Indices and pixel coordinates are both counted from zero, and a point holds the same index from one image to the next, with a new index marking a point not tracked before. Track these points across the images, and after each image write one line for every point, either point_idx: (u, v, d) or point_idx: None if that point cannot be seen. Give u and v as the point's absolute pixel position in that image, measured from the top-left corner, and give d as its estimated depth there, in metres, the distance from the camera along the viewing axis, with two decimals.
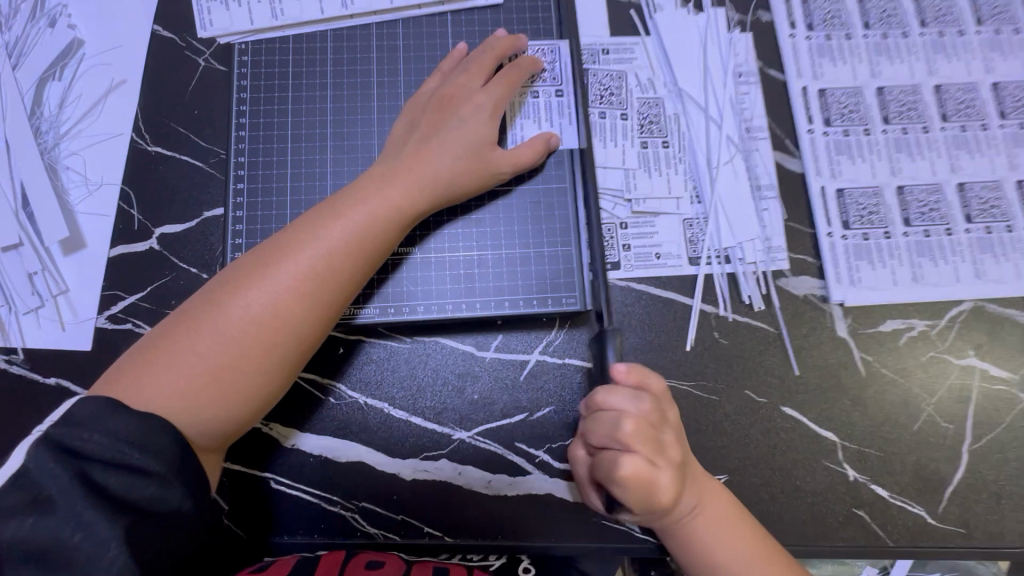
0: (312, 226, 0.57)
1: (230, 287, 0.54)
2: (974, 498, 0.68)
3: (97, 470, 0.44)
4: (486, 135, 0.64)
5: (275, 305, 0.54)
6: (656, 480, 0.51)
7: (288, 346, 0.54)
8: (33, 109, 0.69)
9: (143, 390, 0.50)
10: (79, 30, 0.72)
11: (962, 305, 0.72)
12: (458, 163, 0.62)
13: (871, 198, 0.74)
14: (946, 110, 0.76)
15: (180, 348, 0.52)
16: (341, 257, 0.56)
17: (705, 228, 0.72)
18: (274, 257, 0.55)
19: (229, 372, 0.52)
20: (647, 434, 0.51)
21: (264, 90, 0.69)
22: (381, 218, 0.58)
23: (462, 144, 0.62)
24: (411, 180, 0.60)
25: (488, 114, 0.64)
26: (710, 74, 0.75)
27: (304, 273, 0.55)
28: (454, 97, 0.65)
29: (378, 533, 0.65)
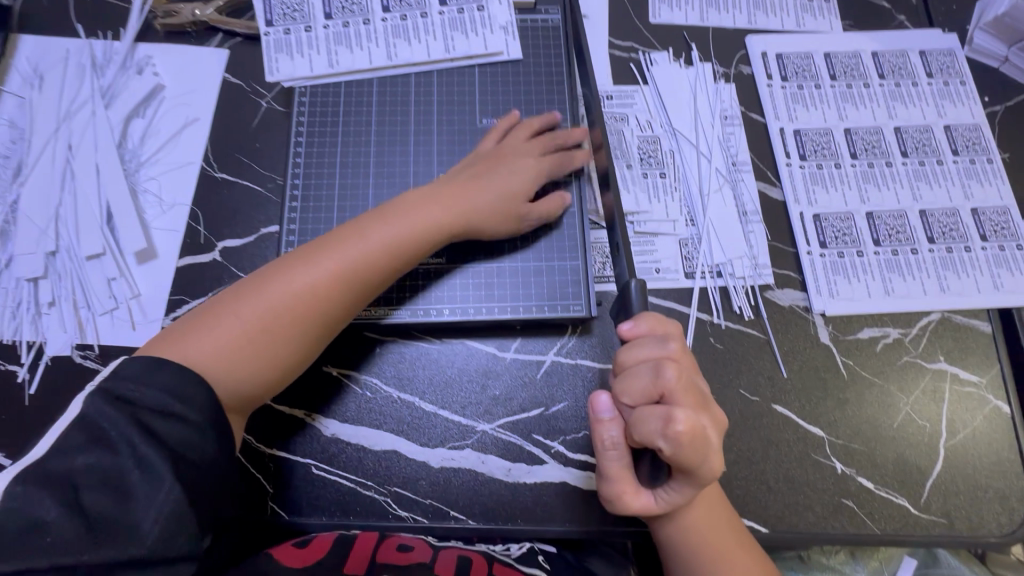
0: (343, 232, 0.67)
1: (274, 267, 0.64)
2: (954, 491, 0.74)
3: (147, 414, 0.53)
4: (525, 181, 0.74)
5: (305, 286, 0.63)
6: (706, 434, 0.50)
7: (312, 325, 0.64)
8: (120, 141, 0.81)
9: (182, 348, 0.59)
10: (162, 77, 0.85)
11: (930, 316, 0.81)
12: (498, 203, 0.72)
13: (844, 222, 0.84)
14: (905, 147, 0.88)
15: (215, 316, 0.61)
16: (372, 265, 0.66)
17: (699, 247, 0.82)
18: (313, 252, 0.65)
19: (257, 342, 0.61)
20: (688, 380, 0.52)
21: (318, 125, 0.81)
22: (412, 236, 0.68)
23: (509, 187, 0.73)
24: (453, 208, 0.70)
25: (534, 165, 0.76)
26: (699, 116, 0.88)
27: (339, 270, 0.64)
28: (506, 153, 0.76)
29: (407, 516, 0.71)
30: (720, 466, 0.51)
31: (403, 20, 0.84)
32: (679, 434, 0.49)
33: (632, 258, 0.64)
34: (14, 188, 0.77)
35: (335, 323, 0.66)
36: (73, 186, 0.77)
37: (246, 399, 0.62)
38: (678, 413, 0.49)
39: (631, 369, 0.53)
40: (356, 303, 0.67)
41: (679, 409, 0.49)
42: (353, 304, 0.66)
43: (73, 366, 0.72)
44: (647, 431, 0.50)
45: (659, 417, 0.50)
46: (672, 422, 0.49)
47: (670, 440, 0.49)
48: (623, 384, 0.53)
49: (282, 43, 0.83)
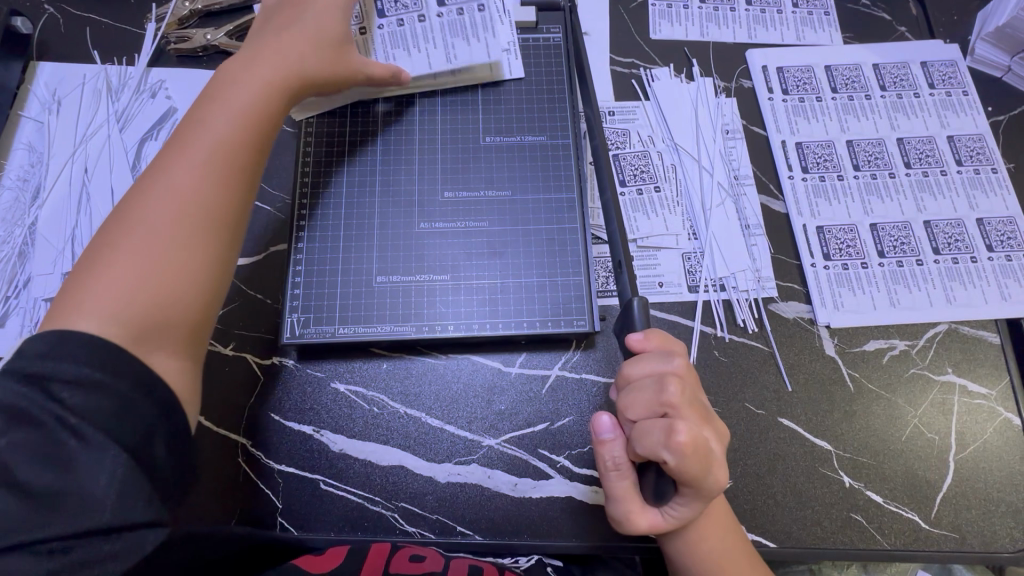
0: (174, 131, 0.65)
1: (144, 201, 0.59)
2: (965, 504, 0.73)
3: (60, 387, 0.48)
4: (330, 44, 0.74)
5: (195, 193, 0.61)
6: (710, 446, 0.50)
7: (197, 173, 0.61)
8: (134, 163, 0.83)
9: (72, 310, 0.54)
10: (175, 100, 0.87)
11: (937, 327, 0.80)
12: (324, 55, 0.73)
13: (848, 234, 0.84)
14: (909, 158, 0.88)
15: (83, 278, 0.55)
16: (241, 117, 0.66)
17: (701, 261, 0.82)
18: (182, 148, 0.63)
19: (144, 272, 0.56)
20: (691, 395, 0.52)
21: (325, 146, 0.81)
22: (250, 90, 0.68)
23: (312, 51, 0.72)
24: (273, 53, 0.71)
25: (331, 8, 0.75)
26: (701, 131, 0.88)
27: (224, 151, 0.63)
28: (300, 3, 0.75)
29: (416, 531, 0.71)
30: (724, 478, 0.51)
31: (402, 27, 0.81)
32: (683, 445, 0.49)
33: (634, 277, 0.63)
34: (31, 210, 0.80)
35: (230, 140, 0.65)
36: (88, 207, 0.80)
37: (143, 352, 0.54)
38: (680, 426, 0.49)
39: (635, 382, 0.54)
40: (247, 121, 0.66)
41: (683, 420, 0.50)
42: (244, 136, 0.65)
43: None
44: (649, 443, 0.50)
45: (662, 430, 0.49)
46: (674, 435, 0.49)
47: (674, 451, 0.49)
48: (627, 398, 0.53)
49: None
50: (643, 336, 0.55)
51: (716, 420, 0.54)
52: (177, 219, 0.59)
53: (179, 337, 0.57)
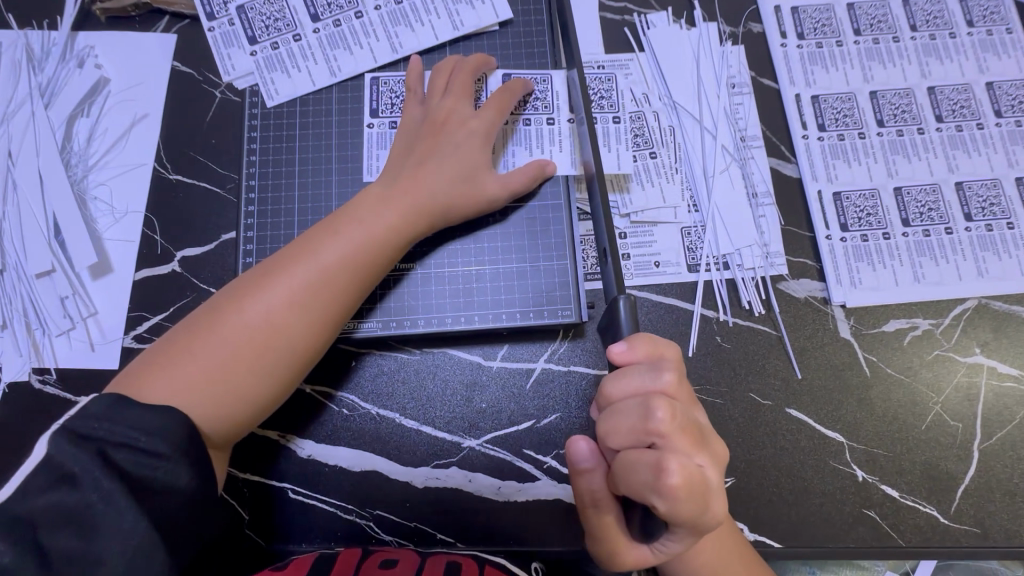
0: (365, 203, 0.63)
1: (262, 274, 0.58)
2: (989, 497, 0.67)
3: (113, 450, 0.47)
4: (479, 161, 0.66)
5: (328, 274, 0.58)
6: (706, 478, 0.44)
7: (286, 353, 0.57)
8: (64, 144, 0.74)
9: (160, 373, 0.54)
10: (105, 69, 0.77)
11: (965, 303, 0.72)
12: (454, 190, 0.64)
13: (869, 200, 0.75)
14: (941, 111, 0.77)
15: (184, 353, 0.55)
16: (337, 277, 0.59)
17: (703, 236, 0.74)
18: (312, 243, 0.60)
19: (252, 366, 0.55)
20: (683, 418, 0.45)
21: (274, 118, 0.72)
22: (380, 241, 0.61)
23: (458, 170, 0.65)
24: (409, 201, 0.63)
25: (481, 140, 0.66)
26: (703, 86, 0.78)
27: (351, 244, 0.60)
28: (446, 121, 0.66)
29: (392, 540, 0.67)
30: (723, 510, 0.45)
31: (398, 3, 0.75)
32: (673, 487, 0.42)
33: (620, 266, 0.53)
34: None
35: (316, 349, 0.59)
36: (15, 197, 0.72)
37: (236, 434, 0.56)
38: (669, 459, 0.43)
39: (617, 407, 0.47)
40: (335, 320, 0.60)
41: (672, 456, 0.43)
42: (330, 319, 0.59)
43: (33, 392, 0.68)
44: (634, 479, 0.44)
45: (648, 464, 0.44)
46: (661, 471, 0.43)
47: (663, 494, 0.42)
48: (610, 422, 0.47)
49: (274, 60, 0.74)
50: (627, 347, 0.48)
51: (712, 439, 0.47)
52: (288, 309, 0.57)
53: (249, 419, 0.57)
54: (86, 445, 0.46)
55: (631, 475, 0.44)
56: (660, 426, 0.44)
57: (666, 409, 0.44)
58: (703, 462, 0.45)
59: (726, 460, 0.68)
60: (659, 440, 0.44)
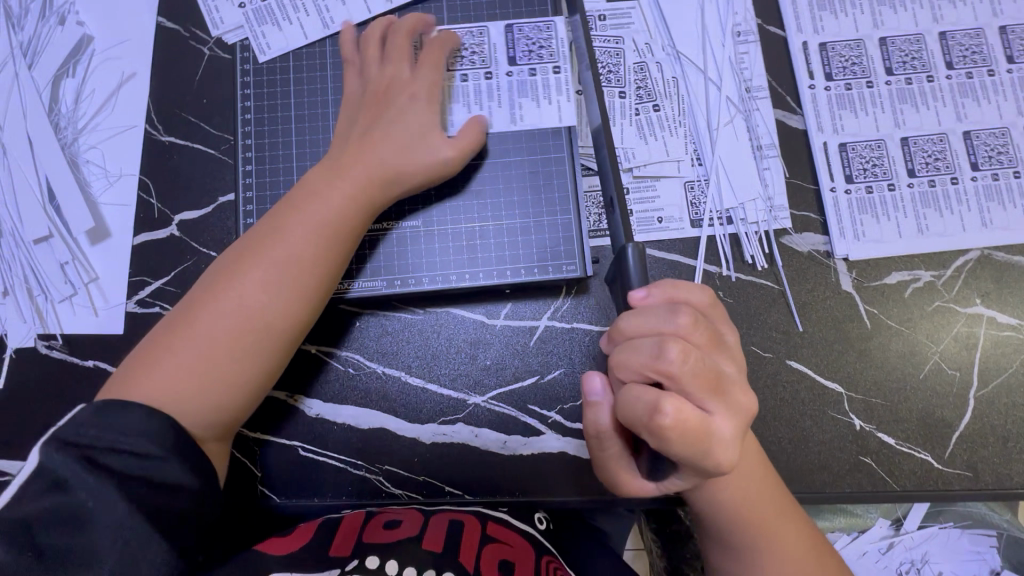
0: (318, 178, 0.61)
1: (230, 267, 0.57)
2: (983, 442, 0.69)
3: (128, 449, 0.47)
4: (427, 123, 0.63)
5: (294, 256, 0.57)
6: (709, 426, 0.45)
7: (266, 345, 0.56)
8: (51, 105, 0.72)
9: (136, 380, 0.53)
10: (88, 26, 0.74)
11: (968, 254, 0.72)
12: (407, 155, 0.62)
13: (874, 151, 0.74)
14: (951, 57, 0.75)
15: (162, 356, 0.54)
16: (303, 258, 0.57)
17: (706, 190, 0.73)
18: (273, 229, 0.58)
19: (236, 362, 0.55)
20: (697, 362, 0.46)
21: (267, 74, 0.70)
22: (337, 215, 0.59)
23: (406, 135, 0.62)
24: (363, 172, 0.61)
25: (424, 103, 0.64)
26: (708, 34, 0.75)
27: (313, 224, 0.58)
28: (388, 90, 0.64)
29: (402, 494, 0.68)
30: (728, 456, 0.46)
31: None
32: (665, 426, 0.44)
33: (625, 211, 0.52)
34: None
35: (302, 331, 0.59)
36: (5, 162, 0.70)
37: (226, 428, 0.56)
38: (667, 399, 0.45)
39: (632, 344, 0.48)
40: (313, 306, 0.59)
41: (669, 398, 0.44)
42: (308, 304, 0.58)
43: (41, 357, 0.68)
44: (632, 412, 0.46)
45: (646, 401, 0.45)
46: (659, 409, 0.44)
47: (655, 431, 0.45)
48: (620, 356, 0.48)
49: (264, 12, 0.71)
50: (644, 296, 0.49)
51: (731, 389, 0.48)
52: (264, 299, 0.56)
53: (241, 409, 0.56)
54: (100, 447, 0.47)
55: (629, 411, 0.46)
56: (671, 365, 0.45)
57: (679, 350, 0.45)
58: (713, 409, 0.46)
59: None
60: (668, 379, 0.46)
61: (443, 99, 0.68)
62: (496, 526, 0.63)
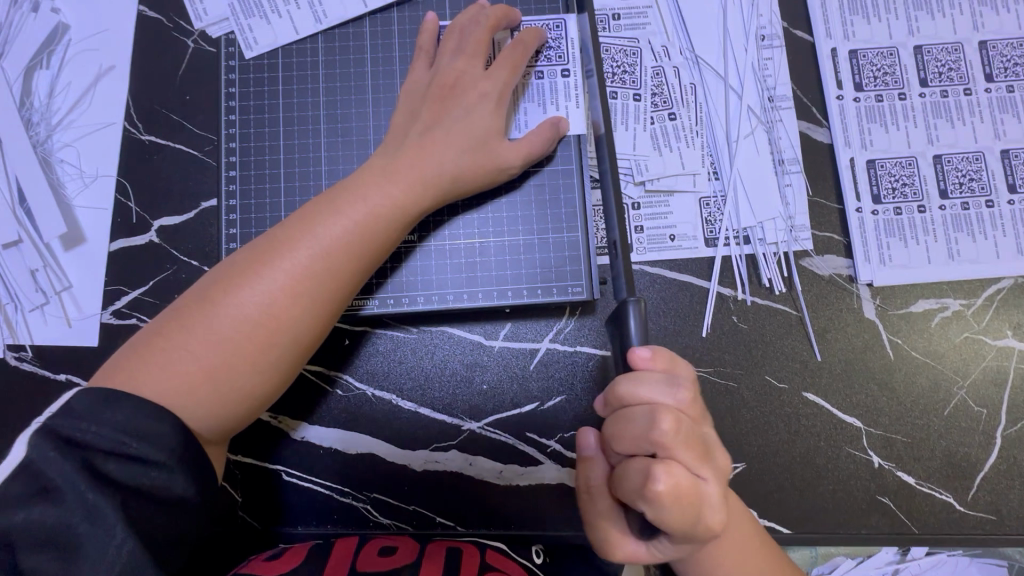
0: (365, 174, 0.56)
1: (260, 255, 0.52)
2: (1007, 484, 0.65)
3: (98, 458, 0.42)
4: (491, 126, 0.59)
5: (333, 253, 0.52)
6: (700, 493, 0.42)
7: (288, 348, 0.51)
8: (24, 99, 0.67)
9: (146, 370, 0.48)
10: (63, 14, 0.69)
11: (1001, 283, 0.67)
12: (464, 158, 0.58)
13: (905, 169, 0.69)
14: (992, 69, 0.70)
15: (174, 348, 0.48)
16: (342, 258, 0.53)
17: (723, 207, 0.68)
18: (314, 219, 0.53)
19: (254, 362, 0.50)
20: (687, 431, 0.43)
21: (254, 71, 0.65)
22: (384, 215, 0.54)
23: (467, 136, 0.58)
24: (414, 174, 0.56)
25: (495, 103, 0.59)
26: (730, 38, 0.70)
27: (357, 220, 0.53)
28: (456, 84, 0.59)
29: (391, 523, 0.65)
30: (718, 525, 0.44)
31: None
32: (659, 496, 0.40)
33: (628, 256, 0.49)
34: None
35: (322, 336, 0.54)
36: None
37: (232, 433, 0.51)
38: (658, 466, 0.41)
39: (626, 414, 0.44)
40: (339, 308, 0.54)
41: (661, 468, 0.41)
42: (336, 306, 0.53)
43: (10, 370, 0.64)
44: (626, 481, 0.43)
45: (640, 472, 0.42)
46: (649, 478, 0.41)
47: (649, 503, 0.41)
48: (614, 426, 0.45)
49: (251, 3, 0.66)
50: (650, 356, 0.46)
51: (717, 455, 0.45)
52: (290, 297, 0.51)
53: (252, 414, 0.52)
54: (70, 453, 0.42)
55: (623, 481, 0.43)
56: (665, 437, 0.42)
57: (672, 420, 0.42)
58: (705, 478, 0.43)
59: (736, 445, 0.65)
60: (662, 450, 0.42)
61: (514, 99, 0.63)
62: (496, 554, 0.59)
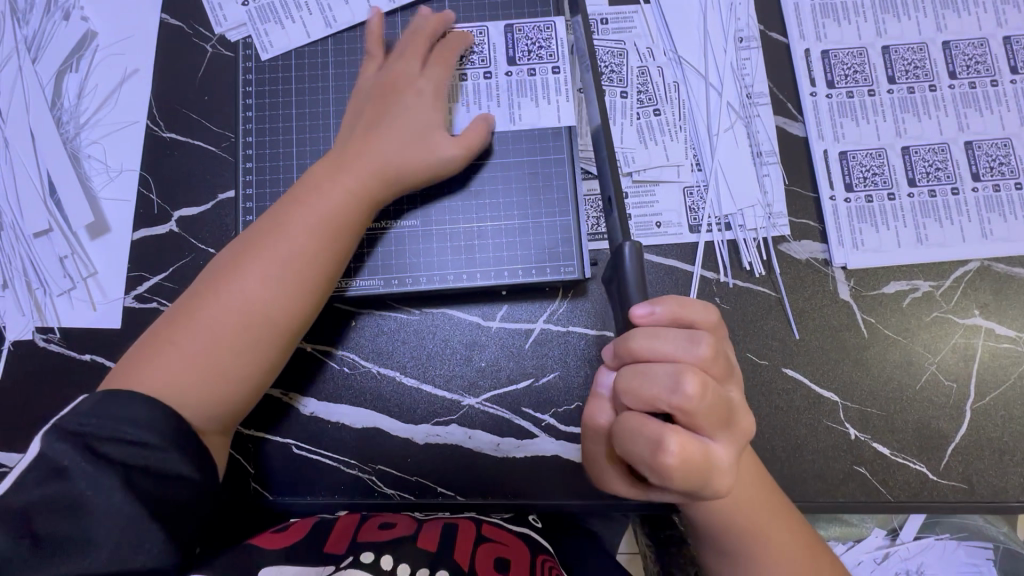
0: (318, 174, 0.61)
1: (232, 262, 0.57)
2: (977, 454, 0.69)
3: None
4: (426, 121, 0.64)
5: (296, 249, 0.57)
6: (710, 458, 0.45)
7: (267, 339, 0.56)
8: (54, 100, 0.73)
9: (137, 373, 0.53)
10: (92, 21, 0.74)
11: (968, 265, 0.72)
12: (405, 151, 0.62)
13: (875, 159, 0.73)
14: (954, 66, 0.75)
15: (169, 345, 0.54)
16: (307, 251, 0.58)
17: (705, 196, 0.73)
18: (276, 221, 0.58)
19: (236, 354, 0.55)
20: (710, 396, 0.46)
21: (269, 72, 0.70)
22: (340, 210, 0.59)
23: (405, 130, 0.63)
24: (362, 169, 0.61)
25: (431, 99, 0.64)
26: (710, 39, 0.75)
27: (318, 219, 0.59)
28: (396, 84, 0.65)
29: (395, 494, 0.68)
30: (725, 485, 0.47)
31: None
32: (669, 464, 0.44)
33: (624, 210, 0.52)
34: None
35: (304, 324, 0.59)
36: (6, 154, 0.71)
37: (226, 422, 0.56)
38: (671, 433, 0.45)
39: (646, 371, 0.47)
40: (316, 299, 0.59)
41: (673, 435, 0.44)
42: (311, 297, 0.58)
43: (38, 351, 0.69)
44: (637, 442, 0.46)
45: (651, 435, 0.45)
46: (662, 443, 0.44)
47: (658, 468, 0.45)
48: (631, 380, 0.48)
49: (267, 10, 0.71)
50: (649, 313, 0.50)
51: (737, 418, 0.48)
52: (268, 290, 0.56)
53: (245, 402, 0.57)
54: None
55: (633, 442, 0.46)
56: (686, 400, 0.45)
57: (696, 382, 0.45)
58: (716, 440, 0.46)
59: None
60: (682, 412, 0.45)
61: (509, 96, 0.68)
62: (491, 527, 0.64)
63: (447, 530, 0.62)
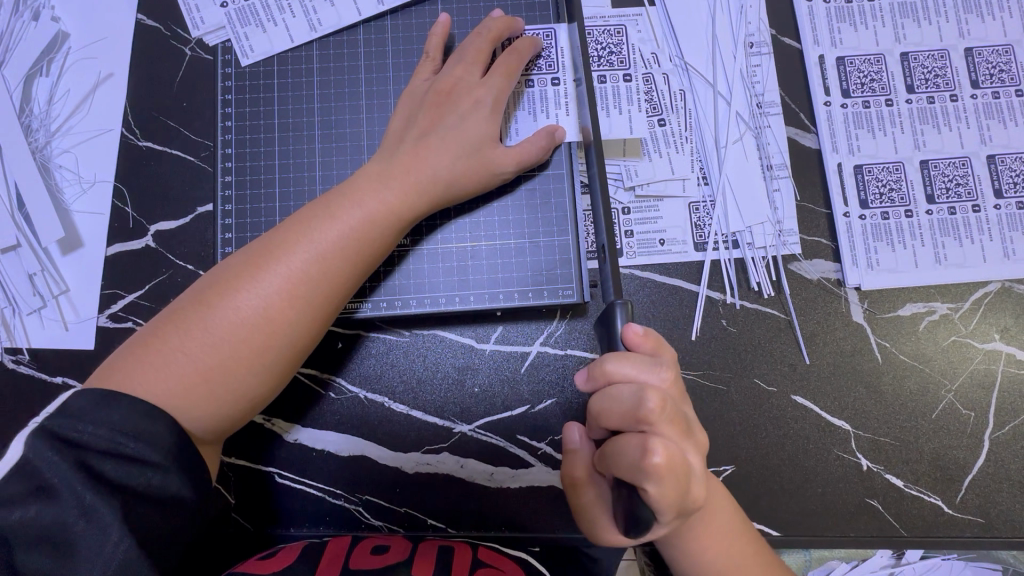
0: (363, 180, 0.57)
1: (257, 260, 0.52)
2: (996, 486, 0.65)
3: (95, 458, 0.43)
4: (486, 133, 0.59)
5: (328, 257, 0.53)
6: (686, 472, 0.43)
7: (284, 350, 0.52)
8: (23, 106, 0.69)
9: (140, 371, 0.48)
10: (63, 22, 0.70)
11: (987, 287, 0.68)
12: (457, 165, 0.59)
13: (892, 174, 0.69)
14: (977, 75, 0.70)
15: (171, 349, 0.49)
16: (336, 260, 0.53)
17: (712, 212, 0.69)
18: (308, 223, 0.54)
19: (249, 364, 0.50)
20: (671, 410, 0.44)
21: (250, 78, 0.66)
22: (378, 219, 0.55)
23: (461, 143, 0.59)
24: (409, 182, 0.57)
25: (488, 110, 0.60)
26: (719, 44, 0.71)
27: (352, 225, 0.54)
28: (452, 91, 0.60)
29: (382, 525, 0.65)
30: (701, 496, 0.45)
31: None
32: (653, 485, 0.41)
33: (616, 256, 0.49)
34: None
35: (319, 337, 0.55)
36: None
37: (227, 432, 0.52)
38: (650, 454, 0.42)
39: (610, 392, 0.45)
40: (334, 311, 0.55)
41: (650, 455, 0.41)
42: (331, 309, 0.54)
43: (7, 373, 0.65)
44: (621, 466, 0.43)
45: (631, 459, 0.42)
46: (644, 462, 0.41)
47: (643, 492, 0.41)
48: (601, 405, 0.45)
49: (247, 12, 0.67)
50: (642, 334, 0.46)
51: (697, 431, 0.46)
52: (286, 301, 0.51)
53: (249, 414, 0.52)
54: (67, 455, 0.42)
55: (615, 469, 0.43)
56: (650, 415, 0.42)
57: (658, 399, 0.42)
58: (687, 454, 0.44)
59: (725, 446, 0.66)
60: (649, 427, 0.43)
61: (508, 106, 0.64)
62: (488, 550, 0.60)
63: (441, 554, 0.58)
